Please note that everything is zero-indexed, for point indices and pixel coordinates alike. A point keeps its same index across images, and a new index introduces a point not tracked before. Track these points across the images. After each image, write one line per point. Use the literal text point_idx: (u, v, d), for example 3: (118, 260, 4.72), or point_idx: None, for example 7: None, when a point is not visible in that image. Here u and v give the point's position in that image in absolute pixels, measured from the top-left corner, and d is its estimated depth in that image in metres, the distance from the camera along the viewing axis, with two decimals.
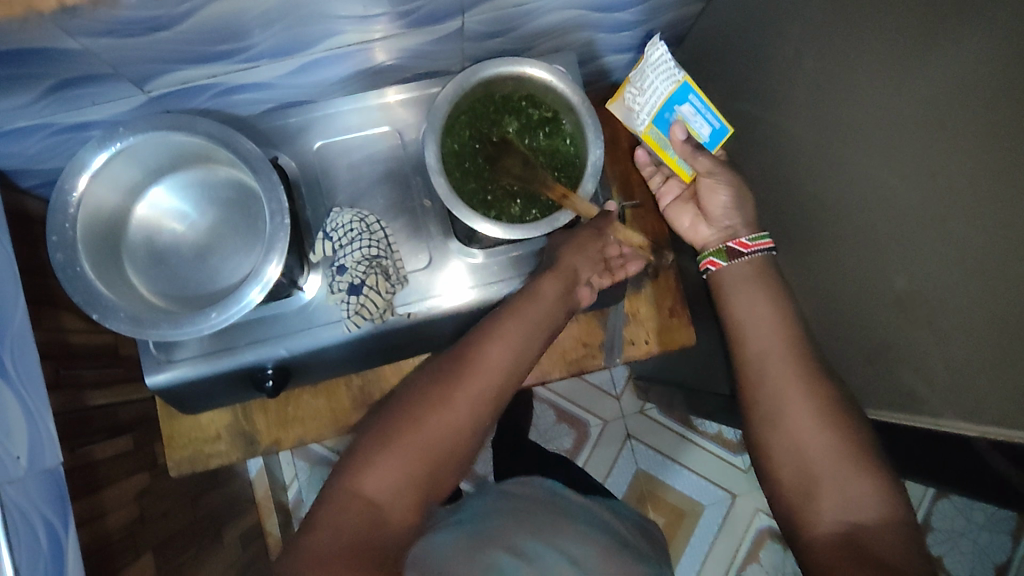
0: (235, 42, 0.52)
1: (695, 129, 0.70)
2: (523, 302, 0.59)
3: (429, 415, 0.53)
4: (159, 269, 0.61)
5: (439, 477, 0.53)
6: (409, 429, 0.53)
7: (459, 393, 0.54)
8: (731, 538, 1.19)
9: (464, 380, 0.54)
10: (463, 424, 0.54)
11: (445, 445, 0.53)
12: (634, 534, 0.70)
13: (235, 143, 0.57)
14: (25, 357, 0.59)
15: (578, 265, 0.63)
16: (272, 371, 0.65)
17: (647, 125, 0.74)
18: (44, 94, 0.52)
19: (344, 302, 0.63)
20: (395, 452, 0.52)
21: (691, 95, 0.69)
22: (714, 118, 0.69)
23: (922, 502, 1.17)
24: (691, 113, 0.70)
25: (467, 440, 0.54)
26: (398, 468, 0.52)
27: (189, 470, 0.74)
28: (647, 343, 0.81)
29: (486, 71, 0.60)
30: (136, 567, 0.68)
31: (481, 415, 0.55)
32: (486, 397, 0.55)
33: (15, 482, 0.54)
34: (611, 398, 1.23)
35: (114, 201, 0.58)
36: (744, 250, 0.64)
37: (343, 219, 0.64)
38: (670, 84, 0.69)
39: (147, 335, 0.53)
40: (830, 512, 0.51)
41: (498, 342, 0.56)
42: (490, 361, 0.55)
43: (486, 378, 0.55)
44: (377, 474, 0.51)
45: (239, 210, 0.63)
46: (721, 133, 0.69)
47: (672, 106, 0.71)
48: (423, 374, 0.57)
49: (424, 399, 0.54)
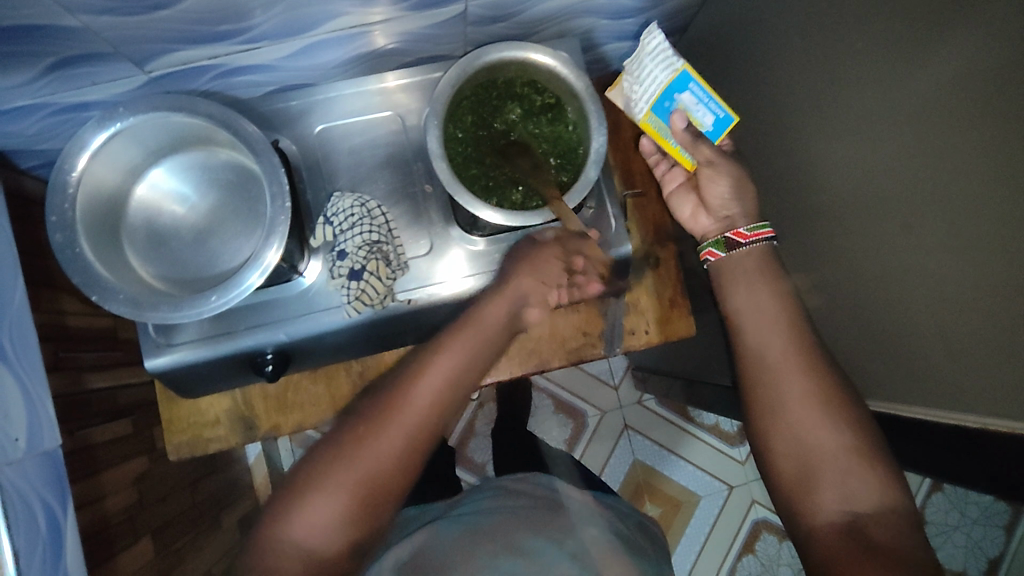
0: (232, 23, 0.51)
1: (697, 119, 0.66)
2: (463, 323, 0.57)
3: (361, 451, 0.51)
4: (159, 253, 0.61)
5: (372, 516, 0.51)
6: (340, 468, 0.51)
7: (387, 431, 0.52)
8: (727, 530, 1.19)
9: (392, 415, 0.52)
10: (395, 460, 0.52)
11: (373, 484, 0.51)
12: (628, 524, 0.70)
13: (238, 127, 0.56)
14: (24, 339, 0.59)
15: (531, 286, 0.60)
16: (272, 356, 0.65)
17: (645, 113, 0.69)
18: (44, 72, 0.51)
19: (345, 287, 0.62)
20: (319, 494, 0.50)
21: (692, 83, 0.64)
22: (717, 108, 0.64)
23: (921, 489, 1.18)
24: (693, 103, 0.65)
25: (400, 477, 0.52)
26: (332, 510, 0.50)
27: (188, 455, 0.74)
28: (647, 333, 0.81)
29: (489, 55, 0.60)
30: (132, 552, 0.69)
31: (420, 445, 0.53)
32: (417, 432, 0.52)
33: (14, 464, 0.54)
34: (610, 388, 1.23)
35: (114, 182, 0.58)
36: (742, 240, 0.62)
37: (344, 204, 0.63)
38: (668, 72, 0.65)
39: (146, 318, 0.53)
40: (831, 502, 0.51)
41: (431, 372, 0.54)
42: (424, 390, 0.53)
43: (417, 411, 0.53)
44: (309, 518, 0.50)
45: (239, 193, 0.62)
46: (724, 123, 0.65)
47: (672, 94, 0.66)
48: (357, 408, 0.54)
49: (351, 436, 0.52)
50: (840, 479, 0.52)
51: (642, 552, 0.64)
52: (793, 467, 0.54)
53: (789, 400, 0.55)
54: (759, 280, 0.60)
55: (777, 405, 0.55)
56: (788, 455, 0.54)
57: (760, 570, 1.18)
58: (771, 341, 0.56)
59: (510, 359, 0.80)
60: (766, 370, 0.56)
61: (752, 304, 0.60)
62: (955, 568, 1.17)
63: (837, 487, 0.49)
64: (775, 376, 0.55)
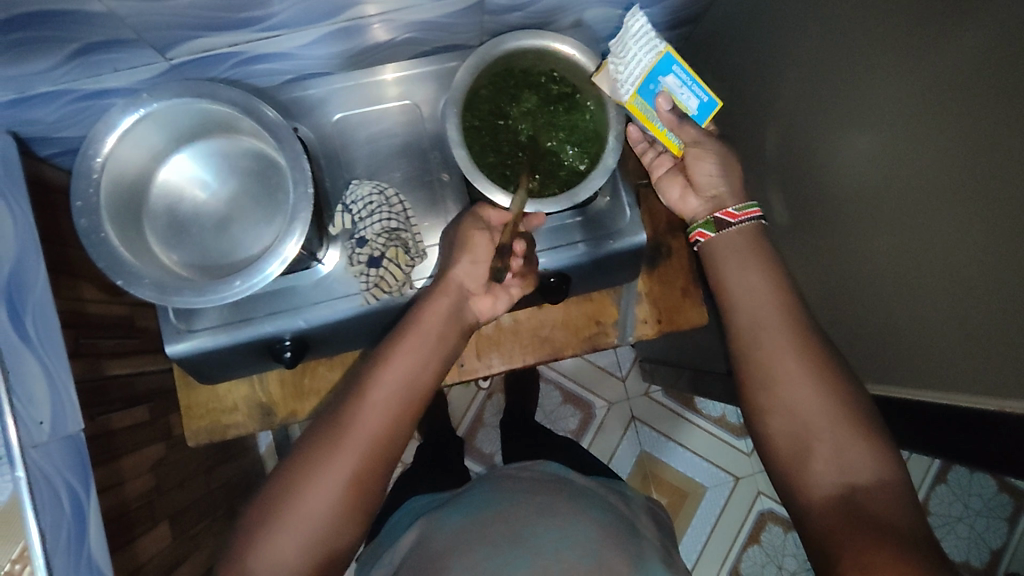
0: (252, 11, 0.52)
1: (682, 102, 0.62)
2: (406, 335, 0.56)
3: (316, 476, 0.50)
4: (180, 238, 0.62)
5: (335, 540, 0.50)
6: (296, 496, 0.49)
7: (341, 452, 0.51)
8: (732, 521, 1.20)
9: (350, 430, 0.51)
10: (355, 479, 0.51)
11: (342, 501, 0.50)
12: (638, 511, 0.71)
13: (260, 113, 0.57)
14: (47, 323, 0.60)
15: (464, 274, 0.61)
16: (290, 342, 0.66)
17: (631, 95, 0.61)
18: (68, 57, 0.52)
19: (364, 275, 0.63)
20: (287, 522, 0.49)
21: (676, 65, 0.60)
22: (702, 90, 0.61)
23: (924, 481, 1.19)
24: (678, 85, 0.61)
25: (365, 488, 0.51)
26: (293, 541, 0.49)
27: (207, 439, 0.76)
28: (659, 323, 0.81)
29: (508, 43, 0.60)
30: (150, 536, 0.71)
31: (377, 465, 0.52)
32: (370, 451, 0.51)
33: (39, 446, 0.56)
34: (617, 380, 1.24)
35: (138, 167, 0.59)
36: (732, 220, 0.57)
37: (362, 192, 0.64)
38: (652, 53, 0.60)
39: (171, 302, 0.55)
40: (826, 478, 0.48)
41: (385, 379, 0.53)
42: (374, 407, 0.52)
43: (373, 427, 0.52)
44: (271, 552, 0.48)
45: (259, 180, 0.63)
46: (710, 106, 0.61)
47: (656, 77, 0.61)
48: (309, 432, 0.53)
49: (310, 458, 0.51)
50: (832, 464, 0.48)
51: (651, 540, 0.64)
52: (784, 448, 0.50)
53: (791, 381, 0.51)
54: (754, 259, 0.56)
55: (781, 387, 0.51)
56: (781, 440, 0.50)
57: (765, 560, 1.20)
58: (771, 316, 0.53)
59: (522, 345, 0.81)
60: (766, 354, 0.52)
61: (740, 282, 0.55)
62: (959, 559, 1.18)
63: (842, 467, 0.47)
64: (774, 357, 0.52)
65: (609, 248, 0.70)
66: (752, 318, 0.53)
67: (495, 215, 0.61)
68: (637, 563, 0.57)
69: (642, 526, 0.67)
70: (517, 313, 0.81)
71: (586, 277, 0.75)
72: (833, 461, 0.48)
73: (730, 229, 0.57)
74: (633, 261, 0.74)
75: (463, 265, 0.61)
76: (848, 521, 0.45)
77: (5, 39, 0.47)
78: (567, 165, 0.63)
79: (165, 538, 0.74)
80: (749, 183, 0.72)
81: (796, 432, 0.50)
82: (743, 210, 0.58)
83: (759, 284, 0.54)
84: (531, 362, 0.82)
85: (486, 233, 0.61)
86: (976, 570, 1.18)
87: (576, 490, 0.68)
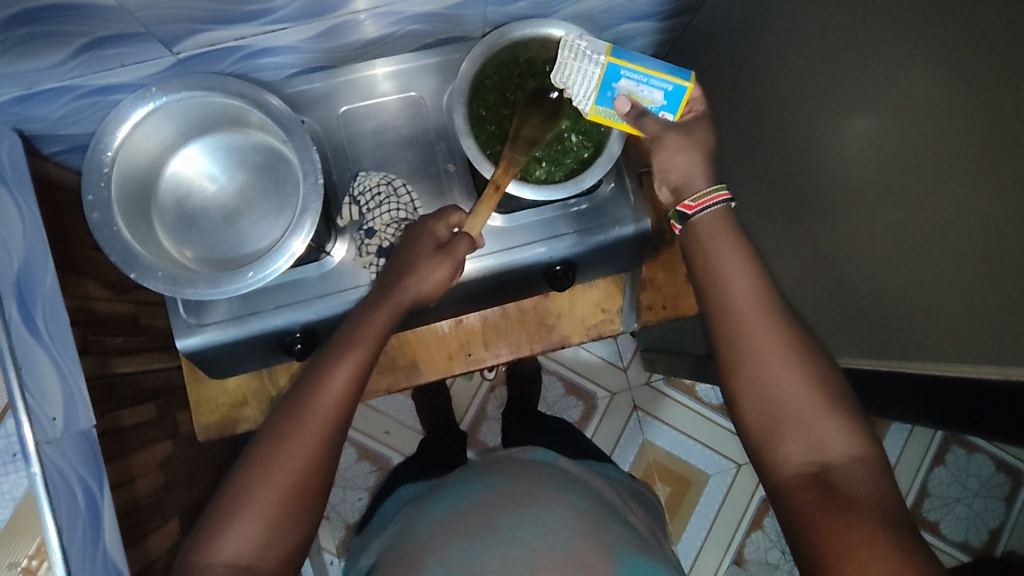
0: (257, 4, 0.52)
1: (645, 98, 0.58)
2: (363, 324, 0.56)
3: (275, 460, 0.49)
4: (190, 232, 0.65)
5: (298, 524, 0.49)
6: (256, 480, 0.48)
7: (299, 435, 0.50)
8: (735, 507, 1.22)
9: (306, 418, 0.51)
10: (314, 460, 0.50)
11: (302, 488, 0.49)
12: (624, 495, 0.73)
13: (267, 104, 0.59)
14: (57, 320, 0.60)
15: (422, 288, 0.57)
16: (301, 335, 0.69)
17: (591, 107, 0.60)
18: (76, 52, 0.52)
19: (374, 264, 0.66)
20: (248, 514, 0.48)
21: (622, 69, 0.58)
22: (662, 80, 0.57)
23: (915, 478, 1.20)
24: (634, 84, 0.58)
25: (324, 474, 0.51)
26: (254, 524, 0.48)
27: (217, 434, 0.80)
28: (663, 309, 0.83)
29: (513, 33, 0.61)
30: (159, 532, 0.71)
31: (334, 447, 0.51)
32: (330, 433, 0.51)
33: (52, 441, 0.56)
34: (618, 370, 1.24)
35: (149, 158, 0.62)
36: (688, 212, 0.52)
37: (370, 183, 0.66)
38: (595, 66, 0.59)
39: (184, 293, 0.57)
40: (795, 453, 0.46)
41: (338, 367, 0.53)
42: (331, 389, 0.52)
43: (329, 411, 0.51)
44: (234, 537, 0.47)
45: (267, 173, 0.66)
46: (676, 92, 0.56)
47: (609, 84, 0.59)
48: (267, 420, 0.52)
49: (266, 448, 0.50)
50: (820, 436, 0.46)
51: (639, 527, 0.64)
52: (762, 415, 0.48)
53: (791, 358, 0.47)
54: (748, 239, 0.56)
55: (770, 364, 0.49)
56: (768, 421, 0.47)
57: (768, 545, 1.21)
58: (767, 301, 0.49)
59: (528, 334, 0.83)
60: (752, 336, 0.48)
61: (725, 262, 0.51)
62: (957, 539, 1.20)
63: (826, 443, 0.46)
64: (771, 333, 0.48)
65: (609, 236, 0.72)
66: (743, 304, 0.49)
67: (463, 249, 0.58)
68: (611, 545, 0.55)
69: (626, 509, 0.67)
70: (522, 301, 0.82)
71: (590, 264, 0.76)
72: (814, 438, 0.46)
73: (691, 222, 0.52)
74: (635, 249, 0.76)
75: (416, 280, 0.57)
76: (821, 494, 0.44)
77: (13, 35, 0.47)
78: (573, 153, 0.65)
79: (174, 534, 0.74)
80: (747, 170, 0.72)
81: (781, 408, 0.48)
82: (705, 196, 0.52)
83: (755, 257, 0.50)
84: (536, 350, 0.84)
85: (450, 265, 0.58)
86: (974, 549, 1.19)
87: (569, 475, 0.67)
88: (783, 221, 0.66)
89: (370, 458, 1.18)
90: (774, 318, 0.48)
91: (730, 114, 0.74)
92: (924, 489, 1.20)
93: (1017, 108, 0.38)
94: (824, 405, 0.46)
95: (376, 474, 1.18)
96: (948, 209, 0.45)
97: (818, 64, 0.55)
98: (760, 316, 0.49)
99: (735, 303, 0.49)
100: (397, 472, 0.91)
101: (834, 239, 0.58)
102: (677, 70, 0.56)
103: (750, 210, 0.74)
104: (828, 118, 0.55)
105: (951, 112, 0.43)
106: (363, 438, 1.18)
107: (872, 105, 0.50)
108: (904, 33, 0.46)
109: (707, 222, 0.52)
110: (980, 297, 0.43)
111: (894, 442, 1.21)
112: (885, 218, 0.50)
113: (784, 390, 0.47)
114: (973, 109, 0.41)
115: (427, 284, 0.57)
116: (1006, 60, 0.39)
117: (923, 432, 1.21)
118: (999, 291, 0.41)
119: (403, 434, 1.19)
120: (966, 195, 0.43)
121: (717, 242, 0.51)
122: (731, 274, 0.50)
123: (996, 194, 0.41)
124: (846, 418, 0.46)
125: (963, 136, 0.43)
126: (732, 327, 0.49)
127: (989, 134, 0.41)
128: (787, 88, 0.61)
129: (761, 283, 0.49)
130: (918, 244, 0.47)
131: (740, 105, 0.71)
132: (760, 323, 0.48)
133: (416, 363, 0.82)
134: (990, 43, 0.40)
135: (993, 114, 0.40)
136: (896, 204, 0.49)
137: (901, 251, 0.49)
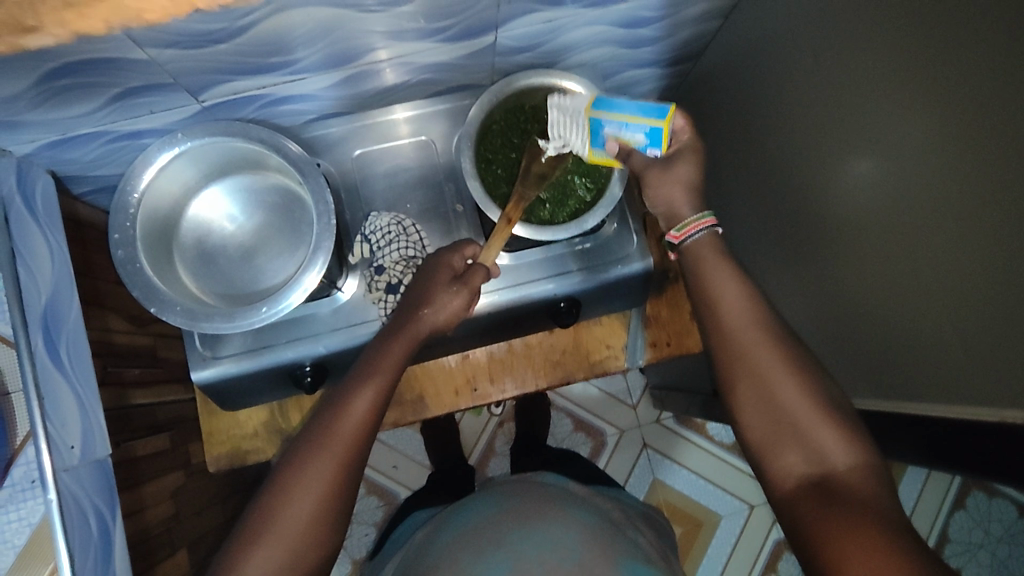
0: (278, 56, 0.55)
1: (630, 139, 0.57)
2: (382, 356, 0.57)
3: (295, 490, 0.50)
4: (208, 268, 0.69)
5: (314, 552, 0.50)
6: (275, 510, 0.49)
7: (318, 463, 0.51)
8: (748, 551, 1.19)
9: (327, 447, 0.51)
10: (333, 488, 0.51)
11: (321, 514, 0.50)
12: (636, 520, 0.72)
13: (284, 148, 0.63)
14: (79, 351, 0.63)
15: (435, 321, 0.59)
16: (311, 368, 0.72)
17: (588, 150, 0.61)
18: (109, 101, 0.56)
19: (382, 300, 0.70)
20: (268, 538, 0.49)
21: (603, 119, 0.57)
22: (639, 123, 0.55)
23: (934, 524, 1.17)
24: (616, 130, 0.57)
25: (340, 505, 0.51)
26: (275, 548, 0.49)
27: (227, 465, 0.83)
28: (668, 345, 0.83)
29: (520, 81, 0.65)
30: (166, 562, 0.71)
31: (353, 474, 0.52)
32: (348, 463, 0.52)
33: (70, 469, 0.58)
34: (627, 407, 1.24)
35: (172, 198, 0.66)
36: (676, 241, 0.55)
37: (381, 222, 0.70)
38: (582, 119, 0.59)
39: (200, 326, 0.60)
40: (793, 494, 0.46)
41: (357, 398, 0.54)
42: (350, 420, 0.53)
43: (347, 441, 0.52)
44: (252, 565, 0.48)
45: (283, 213, 0.70)
46: (655, 132, 0.55)
47: (596, 133, 0.59)
48: (288, 450, 0.53)
49: (287, 475, 0.51)
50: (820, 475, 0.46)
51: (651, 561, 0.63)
52: (762, 452, 0.48)
53: (794, 395, 0.47)
54: None
55: None
56: (766, 454, 0.48)
57: None
58: (767, 339, 0.49)
59: (534, 369, 0.84)
60: (748, 375, 0.49)
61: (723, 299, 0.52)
62: None
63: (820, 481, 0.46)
64: (773, 367, 0.48)
65: (613, 273, 0.74)
66: (740, 344, 0.50)
67: (479, 280, 0.61)
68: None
69: (637, 532, 0.66)
70: (528, 337, 0.84)
71: (594, 301, 0.78)
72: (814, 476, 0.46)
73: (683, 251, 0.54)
74: (639, 286, 0.77)
75: (430, 314, 0.58)
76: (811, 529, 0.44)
77: (53, 86, 0.51)
78: (575, 195, 0.67)
79: (181, 564, 0.75)
80: (749, 211, 0.74)
81: (773, 444, 0.48)
82: (690, 223, 0.54)
83: (758, 295, 0.51)
84: (543, 386, 0.85)
85: (466, 296, 0.60)
86: None
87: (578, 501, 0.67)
88: (787, 258, 0.67)
89: (378, 492, 1.18)
90: (772, 358, 0.49)
91: (731, 156, 0.76)
92: (944, 536, 1.17)
93: (1011, 153, 0.40)
94: (829, 442, 0.46)
95: (383, 509, 1.18)
96: (947, 246, 0.45)
97: (815, 110, 0.58)
98: (758, 356, 0.49)
99: (732, 343, 0.50)
100: (406, 504, 0.92)
101: (834, 277, 0.59)
102: (653, 111, 0.54)
103: (755, 249, 0.75)
104: (828, 162, 0.57)
105: (949, 156, 0.44)
106: (373, 472, 1.19)
107: (871, 150, 0.51)
108: (897, 81, 0.47)
109: (696, 250, 0.53)
110: (987, 333, 0.43)
111: (911, 486, 1.18)
112: (886, 259, 0.52)
113: (782, 429, 0.47)
114: (971, 155, 0.43)
115: (442, 315, 0.59)
116: (996, 110, 0.40)
117: (941, 476, 1.18)
118: (1005, 328, 0.42)
119: (411, 468, 1.19)
120: (967, 232, 0.44)
121: (716, 281, 0.52)
122: (730, 313, 0.50)
123: (998, 234, 0.41)
124: (850, 451, 0.46)
125: (960, 178, 0.44)
126: (730, 368, 0.50)
127: (987, 178, 0.42)
128: (787, 130, 0.62)
129: (761, 320, 0.50)
130: (921, 282, 0.48)
131: (739, 149, 0.73)
132: (758, 366, 0.49)
133: (422, 397, 0.83)
134: (982, 92, 0.41)
135: (988, 159, 0.41)
136: (896, 241, 0.50)
137: (904, 285, 0.50)
